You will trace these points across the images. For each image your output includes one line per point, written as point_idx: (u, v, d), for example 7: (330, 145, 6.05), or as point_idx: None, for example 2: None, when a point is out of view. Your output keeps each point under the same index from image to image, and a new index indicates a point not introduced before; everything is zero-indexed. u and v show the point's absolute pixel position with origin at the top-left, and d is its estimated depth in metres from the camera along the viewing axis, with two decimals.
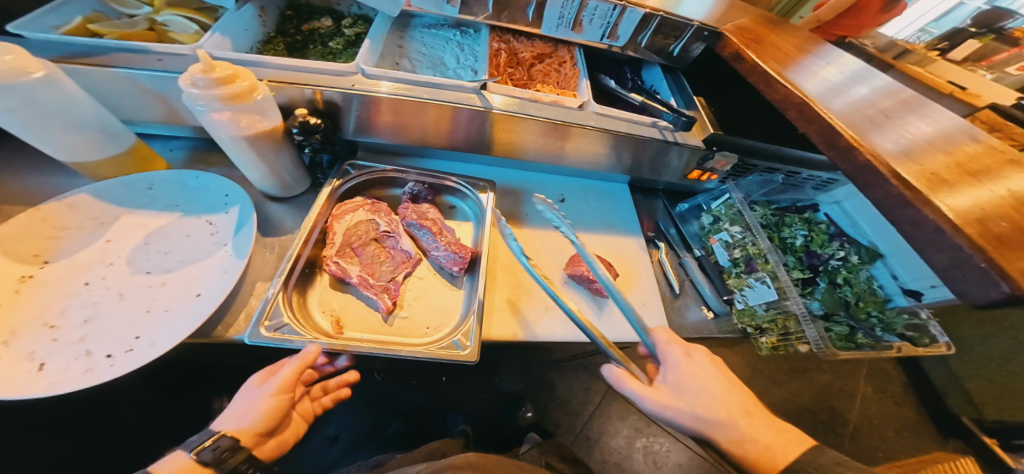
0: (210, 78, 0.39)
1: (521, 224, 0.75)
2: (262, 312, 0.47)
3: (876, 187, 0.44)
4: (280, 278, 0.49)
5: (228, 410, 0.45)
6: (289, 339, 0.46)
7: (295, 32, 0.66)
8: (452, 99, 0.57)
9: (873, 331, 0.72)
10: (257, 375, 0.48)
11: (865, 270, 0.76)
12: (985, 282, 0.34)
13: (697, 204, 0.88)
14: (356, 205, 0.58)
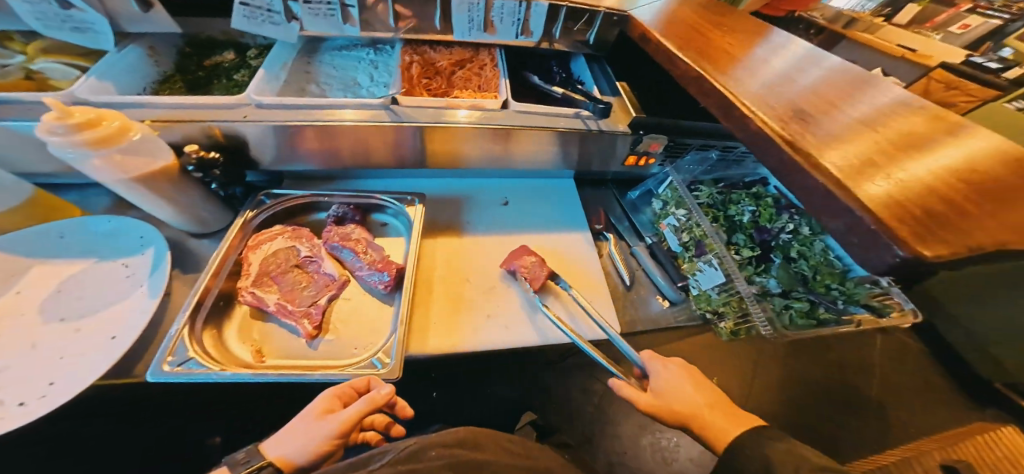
0: (71, 124, 0.39)
1: (463, 235, 0.73)
2: (165, 349, 0.46)
3: (771, 154, 0.44)
4: (186, 310, 0.49)
5: (290, 431, 0.45)
6: (193, 372, 0.45)
7: (195, 69, 0.70)
8: (356, 118, 0.58)
9: (836, 305, 0.69)
10: (324, 403, 0.46)
11: (819, 240, 0.72)
12: (875, 246, 0.33)
13: (648, 189, 0.88)
14: (274, 234, 0.59)
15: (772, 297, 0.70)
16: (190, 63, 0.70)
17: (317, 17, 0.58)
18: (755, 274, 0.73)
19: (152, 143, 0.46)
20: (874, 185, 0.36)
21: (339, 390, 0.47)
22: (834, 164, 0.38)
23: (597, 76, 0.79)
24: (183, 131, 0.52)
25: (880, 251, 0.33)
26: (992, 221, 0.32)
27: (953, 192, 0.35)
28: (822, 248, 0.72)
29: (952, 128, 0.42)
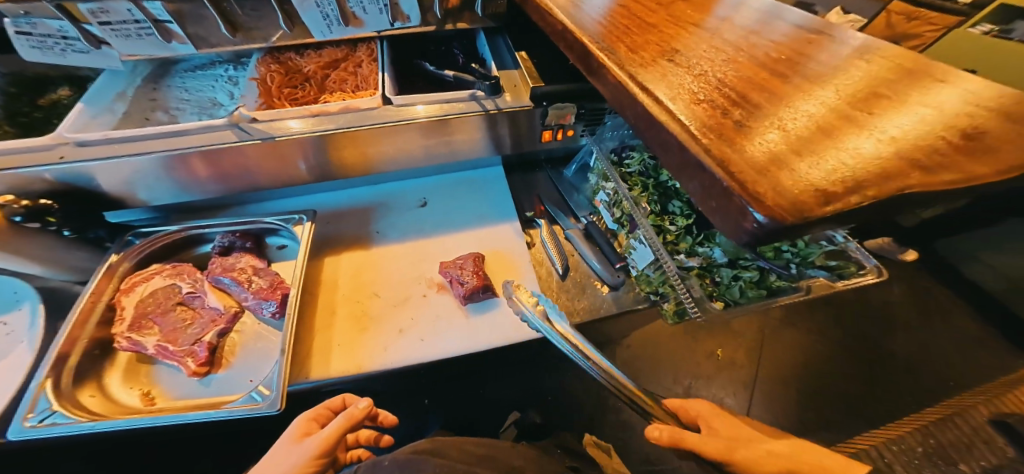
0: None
1: (371, 246, 0.67)
2: (26, 405, 0.43)
3: (634, 111, 0.39)
4: (47, 361, 0.46)
5: (268, 457, 0.49)
6: (56, 426, 0.42)
7: (28, 109, 0.63)
8: (205, 141, 0.56)
9: (789, 269, 0.61)
10: (300, 428, 0.51)
11: None
12: (732, 212, 0.29)
13: (584, 163, 0.81)
14: (151, 273, 0.57)
15: (719, 268, 0.63)
16: (21, 104, 0.64)
17: (131, 39, 0.56)
18: (697, 244, 0.64)
19: None
20: (730, 138, 0.33)
21: (313, 413, 0.53)
22: (694, 119, 0.35)
23: (499, 51, 0.73)
24: (9, 181, 0.51)
25: (737, 219, 0.29)
26: (854, 165, 0.29)
27: (817, 139, 0.31)
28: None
29: (848, 75, 0.37)
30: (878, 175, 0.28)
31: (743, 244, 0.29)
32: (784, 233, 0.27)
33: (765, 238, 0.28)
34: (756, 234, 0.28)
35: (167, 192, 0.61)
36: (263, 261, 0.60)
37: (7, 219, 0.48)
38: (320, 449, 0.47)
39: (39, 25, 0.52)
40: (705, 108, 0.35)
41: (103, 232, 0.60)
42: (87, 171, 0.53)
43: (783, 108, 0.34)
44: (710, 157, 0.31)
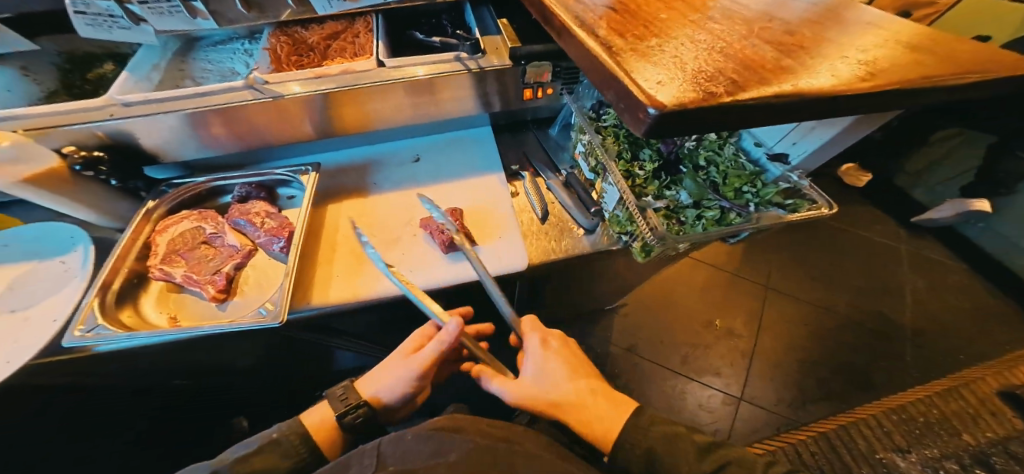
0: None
1: (368, 195, 0.75)
2: (76, 319, 0.50)
3: (564, 37, 0.41)
4: (94, 286, 0.54)
5: (382, 370, 0.56)
6: (99, 336, 0.49)
7: (80, 82, 0.74)
8: (223, 101, 0.64)
9: (748, 209, 0.57)
10: (406, 349, 0.57)
11: (731, 144, 0.63)
12: (632, 106, 0.29)
13: (566, 122, 0.87)
14: (180, 217, 0.65)
15: (683, 209, 0.59)
16: (74, 78, 0.75)
17: (163, 16, 0.65)
18: (663, 189, 0.62)
19: (25, 149, 0.52)
20: (644, 48, 0.34)
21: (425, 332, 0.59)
22: (613, 40, 0.36)
23: (483, 19, 0.79)
24: (68, 137, 0.59)
25: (635, 112, 0.29)
26: (732, 69, 0.32)
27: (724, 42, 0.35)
28: (733, 152, 0.62)
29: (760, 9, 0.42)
30: (773, 71, 0.31)
31: (641, 135, 0.29)
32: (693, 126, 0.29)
33: (660, 129, 0.29)
34: (652, 125, 0.28)
35: (193, 148, 0.69)
36: (274, 207, 0.68)
37: (68, 168, 0.57)
38: (423, 368, 0.54)
39: (91, 6, 0.61)
40: (619, 29, 0.37)
41: (141, 183, 0.68)
42: (130, 127, 0.62)
43: (690, 26, 0.38)
44: (618, 61, 0.32)
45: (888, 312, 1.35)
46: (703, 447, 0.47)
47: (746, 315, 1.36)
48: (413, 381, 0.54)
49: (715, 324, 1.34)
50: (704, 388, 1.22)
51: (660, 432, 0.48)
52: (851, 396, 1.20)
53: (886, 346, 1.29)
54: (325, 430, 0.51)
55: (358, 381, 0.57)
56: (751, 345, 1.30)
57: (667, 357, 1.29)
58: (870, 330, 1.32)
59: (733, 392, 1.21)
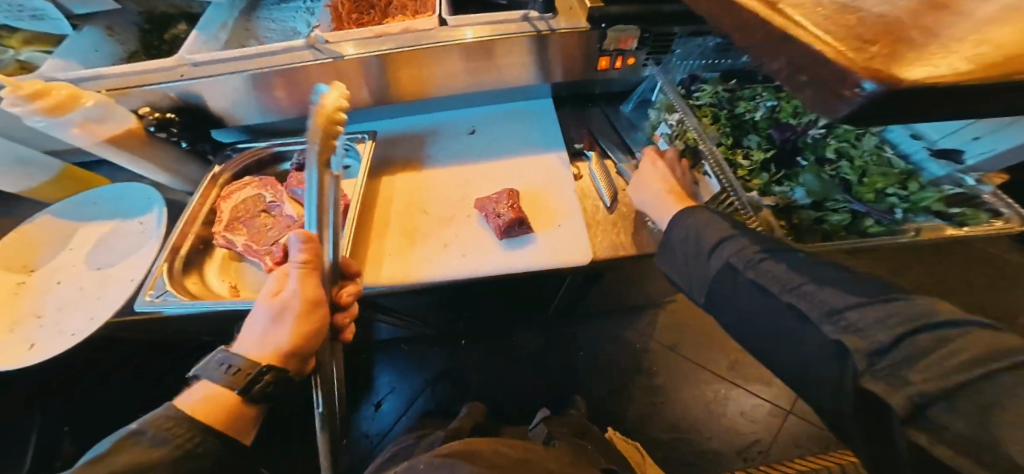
0: (22, 95, 0.46)
1: (422, 169, 0.71)
2: (147, 283, 0.54)
3: None
4: (165, 249, 0.57)
5: (254, 329, 0.43)
6: (167, 302, 0.52)
7: (159, 43, 0.74)
8: (284, 62, 0.60)
9: (892, 214, 0.50)
10: (266, 293, 0.44)
11: (873, 136, 0.54)
12: (828, 79, 0.20)
13: (643, 99, 0.75)
14: (242, 184, 0.65)
15: (799, 209, 0.52)
16: (153, 38, 0.75)
17: None
18: (774, 183, 0.54)
19: (107, 109, 0.53)
20: None
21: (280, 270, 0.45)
22: None
23: None
24: (144, 97, 0.59)
25: (834, 90, 0.20)
26: None
27: None
28: (874, 145, 0.54)
29: None
30: None
31: (837, 122, 0.20)
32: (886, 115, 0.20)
33: (873, 113, 0.19)
34: (862, 107, 0.19)
35: (254, 111, 0.67)
36: (331, 178, 0.66)
37: (144, 129, 0.57)
38: (306, 306, 0.42)
39: None
40: None
41: (208, 145, 0.67)
42: (196, 87, 0.60)
43: None
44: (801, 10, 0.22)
45: None
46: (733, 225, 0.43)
47: None
48: (302, 323, 0.42)
49: None
50: (748, 397, 1.18)
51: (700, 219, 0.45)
52: None
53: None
54: (207, 410, 0.39)
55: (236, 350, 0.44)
56: None
57: (710, 359, 1.24)
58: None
59: (779, 403, 1.17)
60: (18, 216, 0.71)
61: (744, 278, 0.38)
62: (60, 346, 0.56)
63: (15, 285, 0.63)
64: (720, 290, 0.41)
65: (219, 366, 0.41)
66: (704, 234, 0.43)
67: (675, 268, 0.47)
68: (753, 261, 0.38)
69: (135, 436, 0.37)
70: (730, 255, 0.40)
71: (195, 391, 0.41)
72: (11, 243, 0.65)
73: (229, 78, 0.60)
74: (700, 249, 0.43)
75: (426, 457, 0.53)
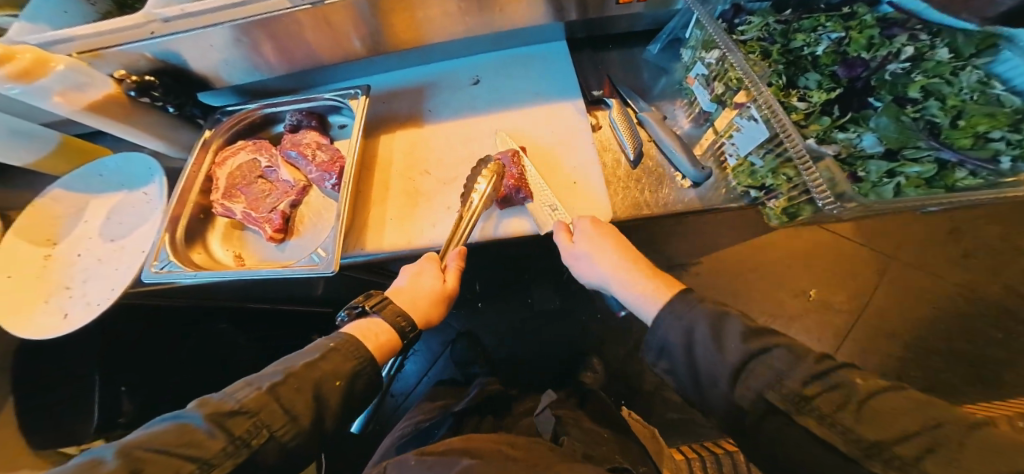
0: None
1: (423, 124, 0.65)
2: (151, 254, 0.52)
3: None
4: (164, 221, 0.55)
5: (405, 291, 0.53)
6: (172, 273, 0.51)
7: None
8: (261, 11, 0.52)
9: (997, 162, 0.40)
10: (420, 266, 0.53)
11: (978, 68, 0.42)
12: None
13: (673, 37, 0.66)
14: (236, 149, 0.62)
15: (866, 161, 0.45)
16: None
17: None
18: (837, 129, 0.47)
19: (80, 73, 0.48)
20: None
21: (432, 259, 0.53)
22: None
23: None
24: (119, 59, 0.54)
25: None
26: None
27: None
28: (980, 79, 0.42)
29: None
30: None
31: None
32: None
33: None
34: None
35: (241, 68, 0.61)
36: (327, 138, 0.62)
37: (124, 94, 0.53)
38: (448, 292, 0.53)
39: None
40: None
41: (197, 110, 0.63)
42: (175, 45, 0.54)
43: None
44: None
45: None
46: (751, 332, 0.38)
47: (852, 291, 1.17)
48: (440, 305, 0.54)
49: (808, 294, 1.17)
50: None
51: (705, 312, 0.40)
52: (958, 388, 1.05)
53: (1014, 328, 1.09)
54: (381, 345, 0.50)
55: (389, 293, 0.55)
56: (848, 323, 1.14)
57: None
58: (995, 309, 1.11)
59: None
60: (29, 190, 0.71)
61: (762, 399, 0.35)
62: (90, 315, 0.58)
63: (43, 257, 0.64)
64: (727, 409, 0.38)
65: (390, 312, 0.52)
66: (722, 342, 0.38)
67: (672, 371, 0.43)
68: (797, 400, 0.33)
69: (331, 351, 0.46)
70: (761, 387, 0.35)
71: (367, 323, 0.52)
72: (29, 218, 0.66)
73: (205, 30, 0.52)
74: (714, 362, 0.38)
75: (418, 454, 0.49)
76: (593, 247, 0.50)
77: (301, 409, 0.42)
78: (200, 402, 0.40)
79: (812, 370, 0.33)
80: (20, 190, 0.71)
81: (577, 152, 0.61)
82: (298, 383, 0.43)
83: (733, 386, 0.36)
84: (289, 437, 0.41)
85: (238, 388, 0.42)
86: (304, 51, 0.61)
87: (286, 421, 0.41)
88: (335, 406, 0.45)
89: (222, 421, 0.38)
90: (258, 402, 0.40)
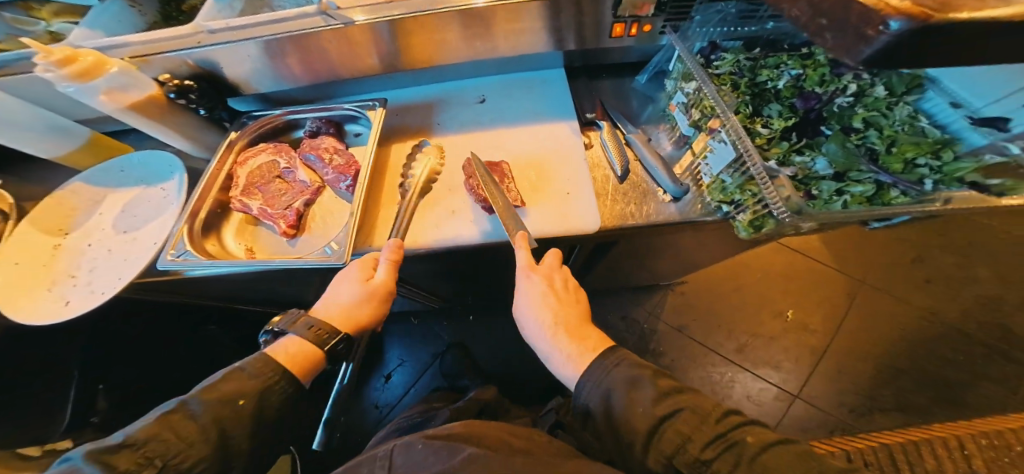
0: (53, 61, 0.46)
1: (432, 136, 0.71)
2: (169, 243, 0.56)
3: None
4: (184, 214, 0.58)
5: (331, 295, 0.54)
6: (186, 261, 0.54)
7: (177, 13, 0.67)
8: (298, 28, 0.59)
9: (920, 184, 0.48)
10: (355, 266, 0.54)
11: (907, 105, 0.51)
12: (853, 22, 0.23)
13: (658, 70, 0.75)
14: (258, 150, 0.66)
15: (818, 181, 0.52)
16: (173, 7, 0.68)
17: None
18: (795, 153, 0.53)
19: (129, 76, 0.53)
20: None
21: (358, 263, 0.54)
22: None
23: None
24: (163, 65, 0.59)
25: (860, 30, 0.23)
26: None
27: None
28: (909, 114, 0.51)
29: None
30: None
31: (861, 59, 0.24)
32: (924, 40, 0.21)
33: (894, 54, 0.23)
34: (884, 50, 0.22)
35: (269, 79, 0.67)
36: (343, 144, 0.67)
37: (165, 96, 0.58)
38: (369, 296, 0.53)
39: None
40: None
41: (225, 113, 0.68)
42: (215, 55, 0.60)
43: None
44: None
45: (1001, 322, 1.18)
46: (662, 394, 0.44)
47: (825, 312, 1.24)
48: (366, 309, 0.54)
49: (785, 315, 1.23)
50: (755, 380, 1.16)
51: (620, 377, 0.46)
52: (927, 409, 1.10)
53: (973, 352, 1.16)
54: (293, 358, 0.51)
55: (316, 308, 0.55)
56: (823, 342, 1.20)
57: (719, 342, 1.22)
58: (956, 333, 1.18)
59: (789, 387, 1.15)
60: (53, 180, 0.74)
61: (672, 464, 0.41)
62: (94, 303, 0.59)
63: (53, 247, 0.65)
64: (643, 469, 0.43)
65: (305, 328, 0.52)
66: (636, 404, 0.44)
67: (597, 430, 0.48)
68: (703, 465, 0.40)
69: (236, 373, 0.48)
70: (674, 453, 0.41)
71: (284, 344, 0.52)
72: (45, 208, 0.68)
73: (246, 43, 0.59)
74: (631, 425, 0.43)
75: (423, 437, 0.43)
76: (542, 297, 0.54)
77: (217, 420, 0.44)
78: (93, 443, 0.40)
79: (712, 435, 0.41)
80: (44, 180, 0.74)
81: (570, 167, 0.67)
82: (183, 413, 0.43)
83: (648, 449, 0.42)
84: (191, 462, 0.41)
85: (137, 424, 0.42)
86: (329, 66, 0.67)
87: (181, 446, 0.41)
88: (241, 428, 0.45)
89: (103, 456, 0.38)
90: (146, 433, 0.41)
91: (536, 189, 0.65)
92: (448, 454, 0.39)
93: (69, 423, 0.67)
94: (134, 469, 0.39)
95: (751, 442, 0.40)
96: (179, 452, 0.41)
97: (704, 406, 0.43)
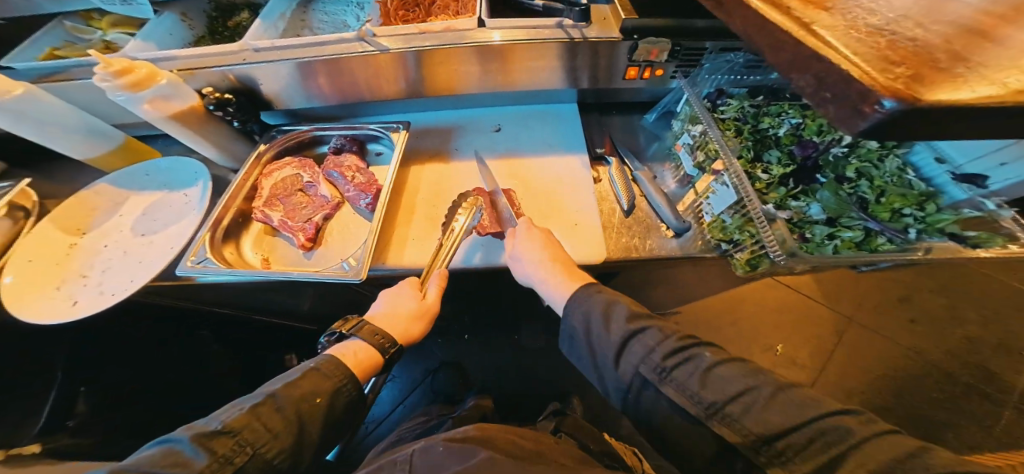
0: (111, 72, 0.50)
1: (449, 160, 0.75)
2: (190, 250, 0.57)
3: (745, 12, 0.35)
4: (208, 221, 0.60)
5: (386, 308, 0.57)
6: (206, 268, 0.56)
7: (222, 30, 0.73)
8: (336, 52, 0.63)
9: (905, 233, 0.52)
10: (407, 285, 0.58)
11: (895, 158, 0.56)
12: (851, 100, 0.26)
13: (666, 110, 0.79)
14: (283, 164, 0.69)
15: (812, 225, 0.55)
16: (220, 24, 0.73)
17: None
18: (792, 198, 0.57)
19: (176, 88, 0.56)
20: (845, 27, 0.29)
21: (411, 283, 0.58)
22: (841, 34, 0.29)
23: None
24: (207, 78, 0.63)
25: (857, 106, 0.26)
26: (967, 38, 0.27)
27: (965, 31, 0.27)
28: (897, 166, 0.56)
29: None
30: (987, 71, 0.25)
31: (856, 131, 0.26)
32: (912, 121, 0.24)
33: (886, 130, 0.26)
34: (880, 124, 0.25)
35: (301, 96, 0.71)
36: (364, 163, 0.70)
37: (203, 107, 0.60)
38: (421, 312, 0.57)
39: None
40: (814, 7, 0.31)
41: (256, 126, 0.71)
42: (254, 72, 0.63)
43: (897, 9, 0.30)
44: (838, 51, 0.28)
45: (985, 369, 1.21)
46: (634, 314, 0.47)
47: (818, 349, 1.26)
48: (418, 324, 0.57)
49: (777, 350, 1.25)
50: None
51: (600, 300, 0.50)
52: None
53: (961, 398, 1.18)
54: (360, 363, 0.53)
55: (372, 315, 0.58)
56: (815, 380, 1.22)
57: None
58: (943, 378, 1.21)
59: None
60: (77, 179, 0.76)
61: (638, 374, 0.44)
62: (104, 304, 0.59)
63: (68, 246, 0.66)
64: (619, 393, 0.46)
65: (368, 334, 0.55)
66: (610, 324, 0.47)
67: (580, 356, 0.51)
68: (663, 370, 0.42)
69: (312, 371, 0.49)
70: (638, 362, 0.44)
71: (345, 345, 0.55)
72: (67, 207, 0.69)
73: (286, 63, 0.63)
74: (605, 341, 0.47)
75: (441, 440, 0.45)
76: (529, 250, 0.57)
77: (298, 415, 0.46)
78: (187, 427, 0.42)
79: (673, 346, 0.43)
80: (68, 178, 0.75)
81: (580, 199, 0.70)
82: (275, 403, 0.45)
83: (619, 361, 0.45)
84: (273, 454, 0.43)
85: (222, 412, 0.44)
86: (357, 89, 0.71)
87: (268, 437, 0.43)
88: (316, 424, 0.47)
89: (206, 443, 0.40)
90: (239, 422, 0.42)
91: (546, 217, 0.68)
92: (460, 459, 0.40)
93: (46, 424, 0.65)
94: (230, 455, 0.40)
95: (711, 355, 0.42)
96: (263, 443, 0.42)
97: (673, 328, 0.46)
